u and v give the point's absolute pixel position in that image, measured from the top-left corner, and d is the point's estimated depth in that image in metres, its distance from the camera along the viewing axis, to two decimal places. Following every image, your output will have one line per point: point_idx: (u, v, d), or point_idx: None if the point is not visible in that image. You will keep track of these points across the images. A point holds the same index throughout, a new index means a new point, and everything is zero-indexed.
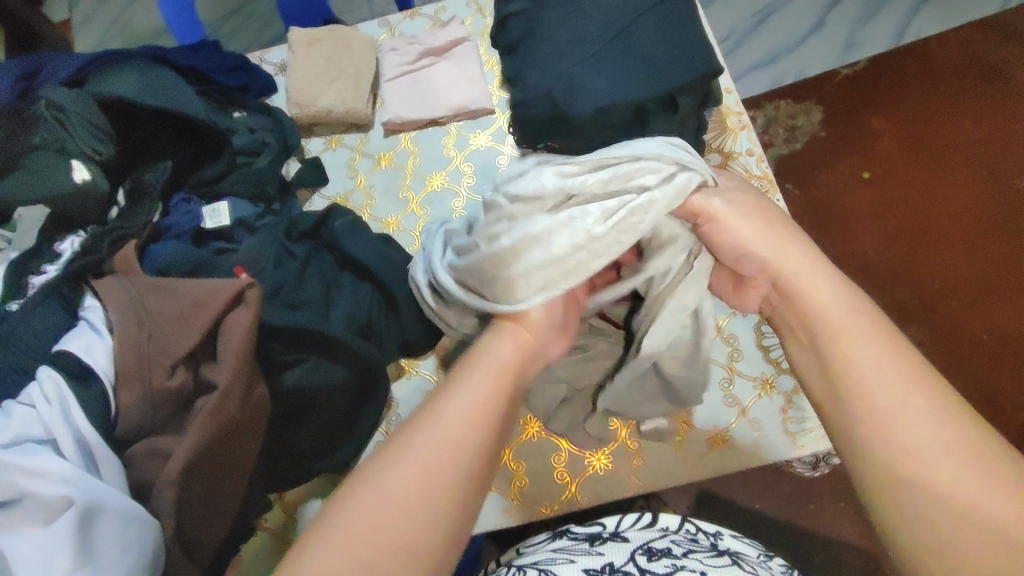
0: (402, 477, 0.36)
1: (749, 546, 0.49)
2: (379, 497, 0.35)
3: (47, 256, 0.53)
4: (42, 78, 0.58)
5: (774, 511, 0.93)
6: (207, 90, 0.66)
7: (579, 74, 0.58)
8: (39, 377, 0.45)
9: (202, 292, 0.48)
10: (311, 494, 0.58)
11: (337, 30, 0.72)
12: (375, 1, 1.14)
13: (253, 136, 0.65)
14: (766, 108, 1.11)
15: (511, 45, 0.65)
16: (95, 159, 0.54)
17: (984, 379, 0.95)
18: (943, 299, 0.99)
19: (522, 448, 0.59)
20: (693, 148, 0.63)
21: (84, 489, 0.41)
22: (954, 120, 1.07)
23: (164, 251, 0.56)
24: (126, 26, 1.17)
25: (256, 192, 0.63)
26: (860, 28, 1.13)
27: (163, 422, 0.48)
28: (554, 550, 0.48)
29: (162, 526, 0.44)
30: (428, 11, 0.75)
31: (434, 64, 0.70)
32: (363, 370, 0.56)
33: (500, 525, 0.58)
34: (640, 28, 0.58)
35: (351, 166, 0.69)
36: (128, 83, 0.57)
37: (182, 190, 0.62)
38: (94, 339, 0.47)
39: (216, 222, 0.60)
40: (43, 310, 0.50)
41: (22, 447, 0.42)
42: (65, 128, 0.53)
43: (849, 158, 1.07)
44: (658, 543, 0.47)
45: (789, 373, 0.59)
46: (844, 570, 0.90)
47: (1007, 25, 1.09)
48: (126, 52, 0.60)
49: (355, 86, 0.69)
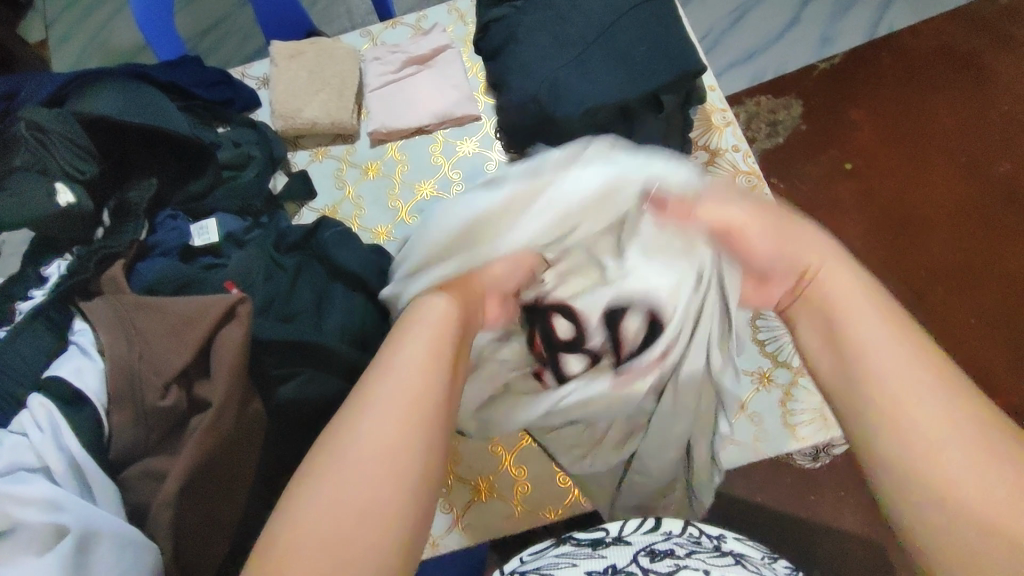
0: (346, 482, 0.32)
1: (754, 548, 0.49)
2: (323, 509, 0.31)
3: (33, 281, 0.53)
4: (21, 99, 0.58)
5: (775, 504, 0.94)
6: (189, 104, 0.66)
7: (562, 76, 0.58)
8: (29, 404, 0.45)
9: (193, 309, 0.48)
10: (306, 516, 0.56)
11: (319, 42, 0.72)
12: (355, 12, 1.15)
13: (238, 150, 0.64)
14: (748, 105, 1.12)
15: (493, 50, 0.65)
16: (78, 178, 0.54)
17: (974, 362, 0.96)
18: (930, 286, 1.00)
19: (523, 454, 0.59)
20: (680, 146, 0.64)
21: (78, 515, 0.40)
22: (932, 109, 1.09)
23: (154, 268, 0.56)
24: (105, 44, 1.17)
25: (242, 206, 0.63)
26: (835, 23, 1.15)
27: (157, 443, 0.47)
28: (557, 556, 0.47)
29: (160, 548, 0.44)
30: (410, 20, 0.75)
31: (417, 72, 0.70)
32: None
33: (504, 532, 0.58)
34: (622, 29, 0.59)
35: (339, 177, 0.69)
36: (111, 104, 0.57)
37: (169, 207, 0.61)
38: (84, 362, 0.46)
39: (204, 239, 0.59)
40: (31, 334, 0.49)
41: (15, 475, 0.42)
42: (45, 147, 0.53)
43: (832, 151, 1.09)
44: (662, 545, 0.47)
45: (786, 366, 0.60)
46: (849, 561, 0.90)
47: (977, 14, 1.12)
48: (106, 70, 0.60)
49: (339, 97, 0.69)
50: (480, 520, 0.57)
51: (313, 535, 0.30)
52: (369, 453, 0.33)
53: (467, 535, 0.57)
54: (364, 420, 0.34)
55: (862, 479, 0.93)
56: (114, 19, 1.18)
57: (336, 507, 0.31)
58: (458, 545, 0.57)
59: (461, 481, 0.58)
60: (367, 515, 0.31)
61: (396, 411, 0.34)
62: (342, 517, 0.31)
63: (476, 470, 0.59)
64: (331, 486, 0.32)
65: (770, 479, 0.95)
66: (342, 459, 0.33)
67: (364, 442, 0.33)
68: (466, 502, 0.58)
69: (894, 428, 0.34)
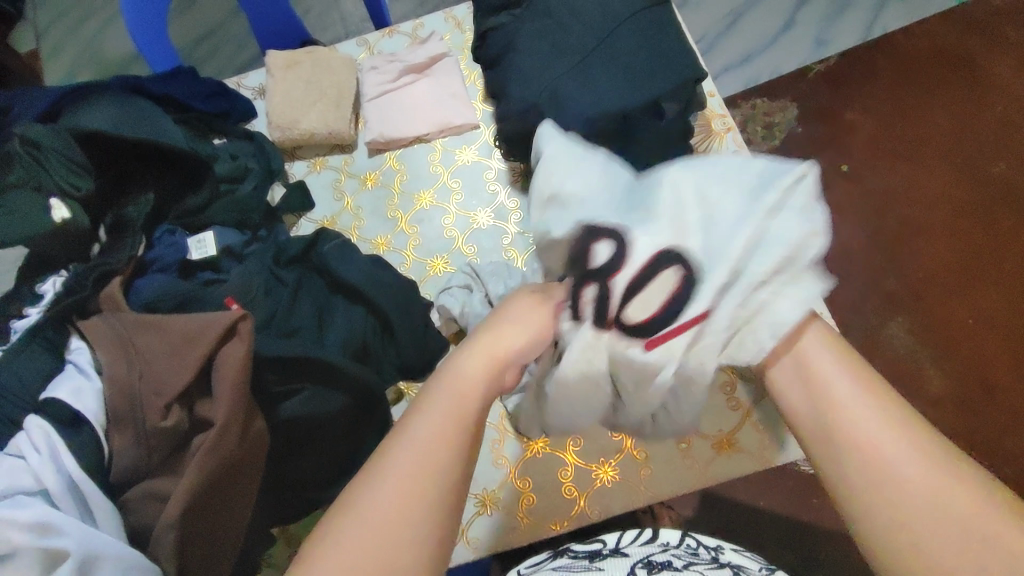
0: (400, 482, 0.32)
1: (753, 560, 0.48)
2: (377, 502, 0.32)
3: (28, 298, 0.52)
4: (15, 114, 0.57)
5: (777, 507, 0.93)
6: (186, 117, 0.65)
7: (562, 85, 0.58)
8: (27, 426, 0.44)
9: (193, 327, 0.47)
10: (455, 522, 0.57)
11: (316, 52, 0.71)
12: (349, 18, 1.14)
13: (235, 163, 0.63)
14: (744, 107, 1.12)
15: (492, 59, 0.65)
16: (75, 195, 0.53)
17: (973, 365, 0.96)
18: (928, 286, 1.01)
19: (528, 465, 0.59)
20: (681, 153, 0.64)
21: (79, 539, 0.39)
22: (927, 110, 1.09)
23: (151, 286, 0.55)
24: (98, 53, 1.16)
25: (241, 219, 0.62)
26: (829, 25, 1.15)
27: (159, 463, 0.46)
28: (555, 569, 0.47)
29: (163, 570, 0.43)
30: (407, 28, 0.75)
31: (415, 82, 0.70)
32: (363, 396, 0.55)
33: (511, 545, 0.57)
34: (622, 37, 0.59)
35: (337, 187, 0.69)
36: (107, 118, 0.56)
37: (167, 221, 0.61)
38: (83, 383, 0.46)
39: (203, 252, 0.58)
40: (28, 355, 0.48)
41: (13, 499, 0.41)
42: (41, 164, 0.52)
43: (828, 151, 1.09)
44: (659, 557, 0.47)
45: None
46: (851, 565, 0.90)
47: (970, 15, 1.12)
48: (101, 83, 0.59)
49: (337, 107, 0.68)
50: (486, 533, 0.57)
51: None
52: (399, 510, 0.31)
53: (472, 548, 0.57)
54: (395, 469, 0.33)
55: None
56: (107, 28, 1.17)
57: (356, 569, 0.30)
58: (464, 559, 0.57)
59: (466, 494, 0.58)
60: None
61: (418, 458, 0.33)
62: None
63: (480, 482, 0.58)
64: (349, 536, 0.31)
65: (771, 483, 0.95)
66: (401, 454, 0.33)
67: (393, 495, 0.32)
68: (471, 516, 0.57)
69: (866, 477, 0.33)
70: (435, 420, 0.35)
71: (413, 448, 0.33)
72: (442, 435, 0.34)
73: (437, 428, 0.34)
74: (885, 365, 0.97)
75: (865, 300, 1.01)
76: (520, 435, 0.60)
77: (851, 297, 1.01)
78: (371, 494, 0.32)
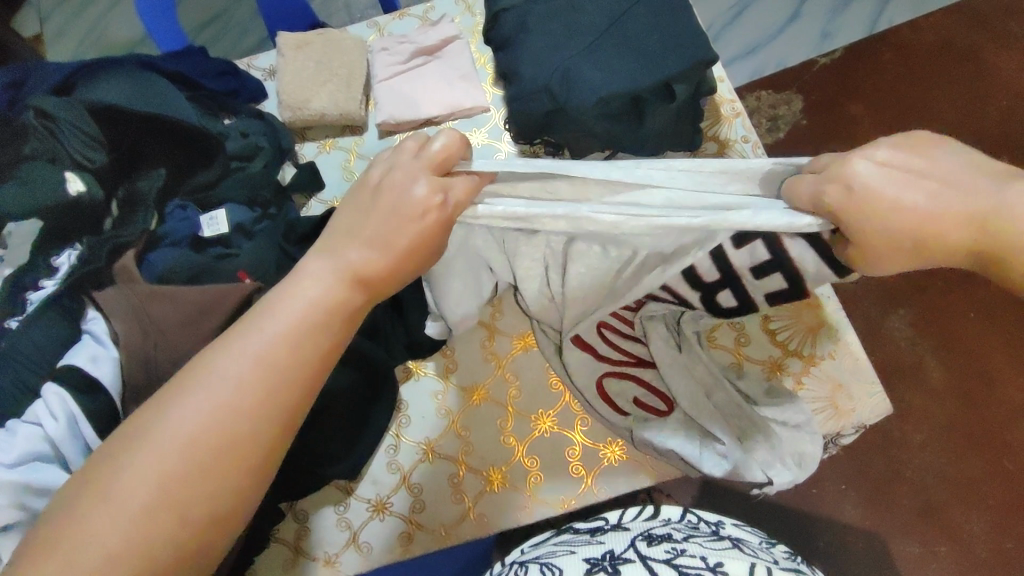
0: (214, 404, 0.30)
1: (753, 534, 0.49)
2: (186, 423, 0.30)
3: (42, 270, 0.51)
4: (29, 88, 0.56)
5: (774, 496, 0.94)
6: (196, 95, 0.65)
7: (573, 66, 0.58)
8: (44, 394, 0.44)
9: (204, 297, 0.48)
10: (445, 503, 0.58)
11: (327, 32, 0.71)
12: (353, 6, 1.14)
13: (246, 141, 0.63)
14: (748, 100, 1.13)
15: (502, 41, 0.65)
16: (88, 167, 0.55)
17: (973, 362, 0.96)
18: (929, 278, 0.99)
19: (535, 442, 0.59)
20: (690, 137, 0.65)
21: None
22: (930, 106, 1.10)
23: (164, 259, 0.55)
24: (102, 39, 1.16)
25: (252, 197, 0.62)
26: (836, 17, 1.15)
27: None
28: (556, 544, 0.47)
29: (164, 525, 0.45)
30: (418, 11, 0.75)
31: (426, 63, 0.70)
32: (371, 369, 0.58)
33: (519, 523, 0.58)
34: (634, 18, 0.59)
35: (347, 168, 0.69)
36: (120, 92, 0.57)
37: (178, 197, 0.60)
38: (99, 351, 0.46)
39: (214, 230, 0.58)
40: (43, 322, 0.48)
41: (31, 467, 0.41)
42: (55, 137, 0.54)
43: (833, 144, 1.09)
44: (659, 530, 0.47)
45: (799, 357, 0.59)
46: (849, 556, 0.91)
47: (972, 10, 1.13)
48: (114, 60, 0.60)
49: (347, 87, 0.68)
50: (496, 510, 0.58)
51: (152, 529, 0.28)
52: (204, 442, 0.30)
53: (479, 525, 0.57)
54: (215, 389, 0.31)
55: (862, 471, 0.94)
56: (109, 13, 1.16)
57: (167, 491, 0.29)
58: (474, 535, 0.57)
59: (472, 471, 0.59)
60: (214, 503, 0.30)
61: (233, 386, 0.31)
62: (184, 504, 0.29)
63: (490, 460, 0.59)
64: (149, 457, 0.29)
65: None
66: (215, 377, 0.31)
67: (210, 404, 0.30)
68: (479, 492, 0.58)
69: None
70: (265, 341, 0.32)
71: (237, 360, 0.31)
72: (260, 374, 0.31)
73: (258, 360, 0.31)
74: (972, 280, 0.98)
75: (867, 290, 1.00)
76: (528, 414, 0.60)
77: (848, 292, 1.01)
78: (178, 414, 0.30)
